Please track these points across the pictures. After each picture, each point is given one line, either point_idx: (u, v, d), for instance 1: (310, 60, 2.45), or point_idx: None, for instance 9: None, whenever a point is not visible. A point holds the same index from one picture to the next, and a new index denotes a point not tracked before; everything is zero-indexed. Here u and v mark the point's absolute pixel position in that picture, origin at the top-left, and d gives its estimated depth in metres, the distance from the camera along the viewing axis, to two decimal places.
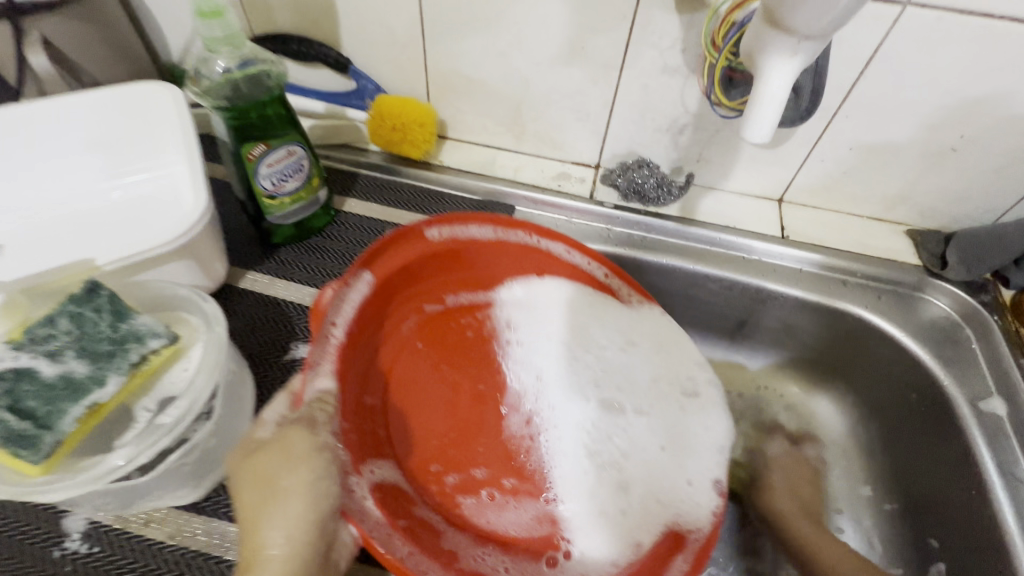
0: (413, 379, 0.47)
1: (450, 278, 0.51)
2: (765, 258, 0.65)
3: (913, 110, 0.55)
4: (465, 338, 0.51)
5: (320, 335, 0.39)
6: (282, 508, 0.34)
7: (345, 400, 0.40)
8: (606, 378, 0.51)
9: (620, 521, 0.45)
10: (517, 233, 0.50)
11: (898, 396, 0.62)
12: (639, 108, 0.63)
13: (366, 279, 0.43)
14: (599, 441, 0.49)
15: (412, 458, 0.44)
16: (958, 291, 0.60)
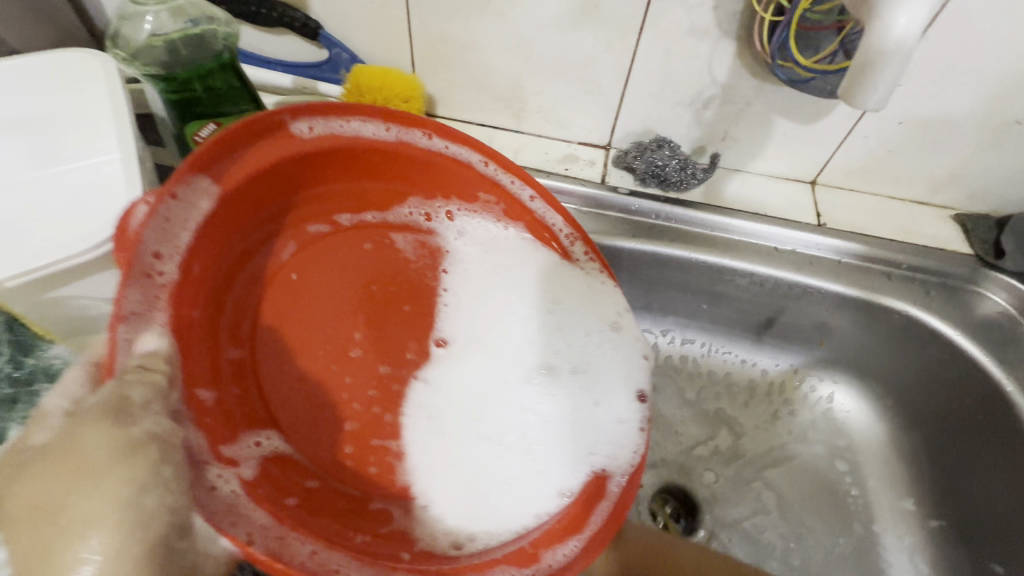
0: (290, 314, 0.41)
1: (334, 188, 0.44)
2: (799, 249, 0.58)
3: (978, 76, 0.48)
4: (362, 263, 0.45)
5: (137, 269, 0.31)
6: (86, 533, 0.27)
7: (190, 346, 0.35)
8: (519, 328, 0.49)
9: (527, 479, 0.44)
10: (416, 133, 0.43)
11: (948, 398, 0.57)
12: (659, 79, 0.55)
13: (208, 192, 0.35)
14: (507, 399, 0.46)
15: (298, 402, 0.41)
16: (1017, 283, 0.54)
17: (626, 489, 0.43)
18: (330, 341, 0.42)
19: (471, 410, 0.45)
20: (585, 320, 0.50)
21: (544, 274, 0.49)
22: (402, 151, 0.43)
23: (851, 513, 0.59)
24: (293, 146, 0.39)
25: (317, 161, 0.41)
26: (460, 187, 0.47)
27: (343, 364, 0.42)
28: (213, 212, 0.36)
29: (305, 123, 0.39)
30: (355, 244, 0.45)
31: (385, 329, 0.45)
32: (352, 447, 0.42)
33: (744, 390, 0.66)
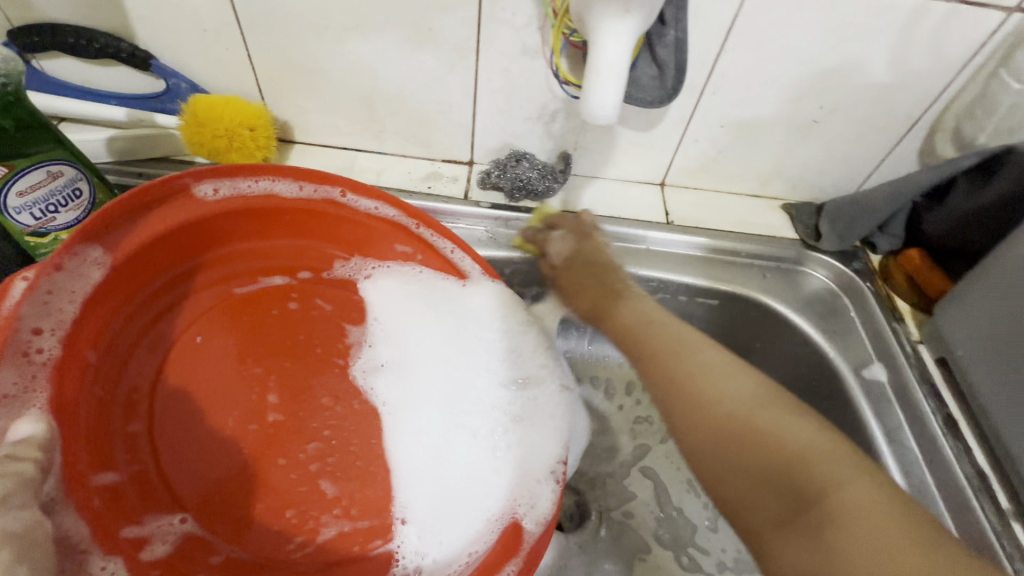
0: (203, 377, 0.42)
1: (242, 248, 0.45)
2: (652, 245, 0.62)
3: (776, 83, 0.54)
4: (286, 320, 0.46)
5: (14, 349, 0.34)
6: None
7: (83, 418, 0.37)
8: (469, 370, 0.47)
9: (479, 488, 0.43)
10: (323, 187, 0.45)
11: (781, 369, 0.62)
12: (504, 95, 0.57)
13: (98, 261, 0.37)
14: (451, 443, 0.45)
15: (222, 477, 0.40)
16: (834, 261, 0.61)
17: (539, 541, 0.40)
18: (243, 401, 0.42)
19: (423, 449, 0.45)
20: (533, 358, 0.48)
21: (482, 324, 0.48)
22: (317, 205, 0.45)
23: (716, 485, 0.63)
24: (190, 209, 0.41)
25: (219, 224, 0.43)
26: (366, 239, 0.48)
27: (257, 427, 0.42)
28: (103, 281, 0.38)
29: (208, 185, 0.42)
30: (270, 306, 0.46)
31: (304, 388, 0.44)
32: (290, 508, 0.41)
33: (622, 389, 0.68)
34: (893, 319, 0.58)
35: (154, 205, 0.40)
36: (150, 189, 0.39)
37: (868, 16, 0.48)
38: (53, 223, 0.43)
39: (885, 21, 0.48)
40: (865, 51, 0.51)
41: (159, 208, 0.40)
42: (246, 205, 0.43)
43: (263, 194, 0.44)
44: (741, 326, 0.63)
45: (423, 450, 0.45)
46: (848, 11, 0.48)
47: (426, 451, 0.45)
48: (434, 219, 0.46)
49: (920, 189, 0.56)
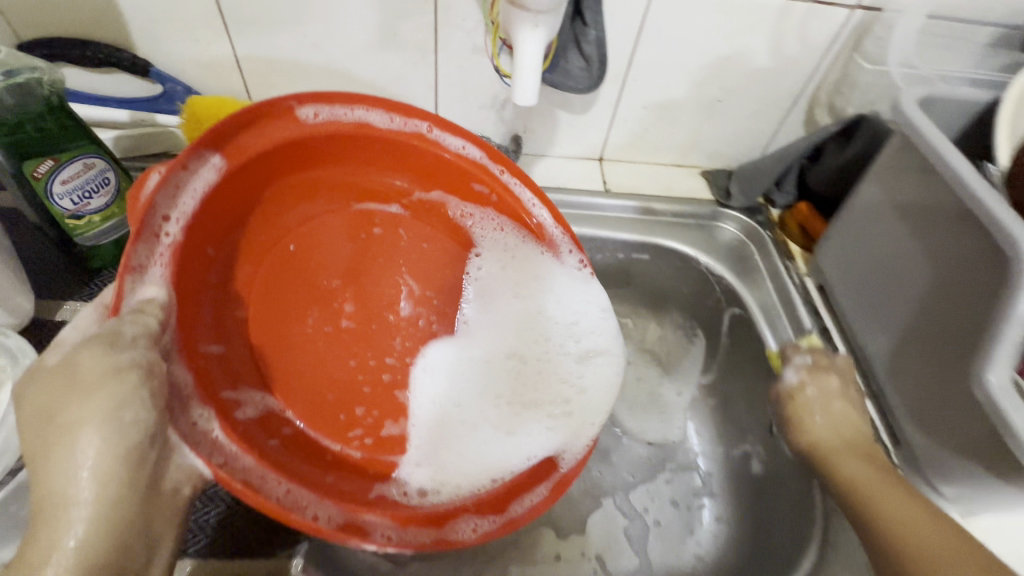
0: (288, 283, 0.47)
1: (339, 173, 0.49)
2: (593, 209, 0.74)
3: (682, 70, 0.66)
4: (366, 244, 0.51)
5: (146, 228, 0.37)
6: (77, 433, 0.31)
7: (195, 298, 0.41)
8: (528, 327, 0.55)
9: (494, 437, 0.50)
10: (413, 122, 0.48)
11: (705, 305, 0.75)
12: (461, 87, 0.67)
13: (215, 164, 0.40)
14: (496, 379, 0.53)
15: (305, 365, 0.47)
16: (742, 216, 0.74)
17: (539, 502, 0.45)
18: (319, 309, 0.48)
19: (453, 393, 0.52)
20: (587, 322, 0.55)
21: (521, 307, 0.56)
22: (403, 139, 0.48)
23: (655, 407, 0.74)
24: (297, 128, 0.44)
25: (321, 146, 0.46)
26: (446, 176, 0.51)
27: (332, 328, 0.48)
28: (217, 183, 0.41)
29: (311, 109, 0.45)
30: (358, 231, 0.51)
31: (378, 306, 0.51)
32: (343, 412, 0.48)
33: None
34: (787, 260, 0.70)
35: (266, 116, 0.43)
36: (264, 104, 0.42)
37: (746, 15, 0.60)
38: (88, 208, 0.51)
39: (759, 19, 0.61)
40: (748, 43, 0.64)
41: (269, 119, 0.43)
42: (347, 132, 0.46)
43: (358, 123, 0.47)
44: (671, 273, 0.76)
45: (455, 392, 0.52)
46: (730, 11, 0.60)
47: (462, 391, 0.52)
48: (522, 172, 0.51)
49: (802, 151, 0.69)
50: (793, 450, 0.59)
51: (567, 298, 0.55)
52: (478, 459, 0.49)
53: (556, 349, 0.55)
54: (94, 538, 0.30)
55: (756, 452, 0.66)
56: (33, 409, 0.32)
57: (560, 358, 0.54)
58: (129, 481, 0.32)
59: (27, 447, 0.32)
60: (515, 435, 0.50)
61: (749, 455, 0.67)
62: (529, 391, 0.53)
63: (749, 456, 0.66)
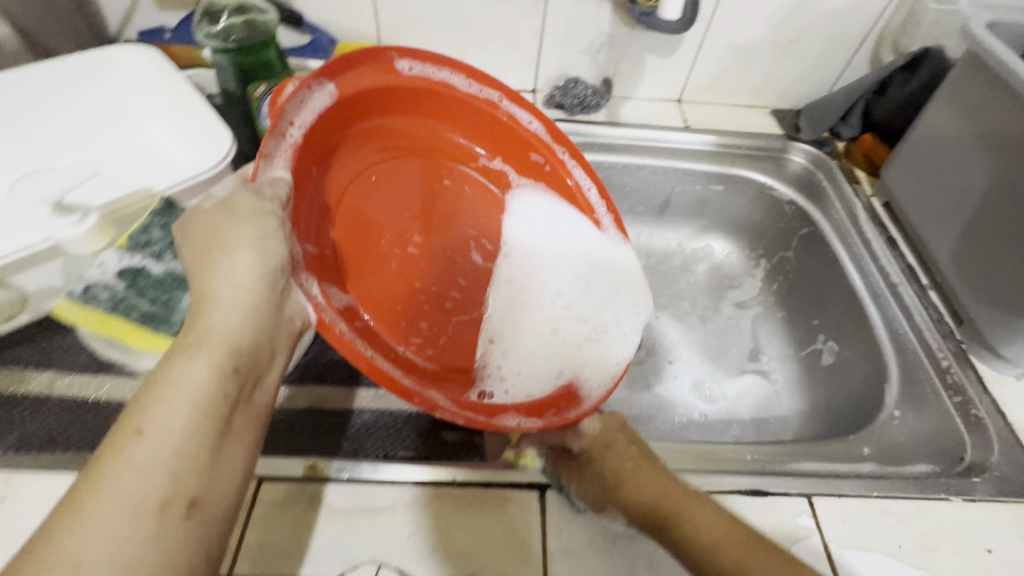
0: (365, 207, 0.44)
1: (421, 125, 0.47)
2: (675, 144, 0.83)
3: (762, 13, 0.75)
4: (436, 195, 0.48)
5: (276, 125, 0.36)
6: (232, 256, 0.32)
7: (299, 202, 0.38)
8: (593, 264, 0.52)
9: (555, 348, 0.47)
10: (490, 92, 0.48)
11: (779, 230, 0.84)
12: (563, 33, 0.77)
13: (327, 89, 0.39)
14: (563, 286, 0.50)
15: (379, 284, 0.43)
16: (811, 147, 0.82)
17: (606, 392, 0.44)
18: (389, 242, 0.44)
19: (518, 301, 0.49)
20: (632, 299, 0.52)
21: (585, 251, 0.51)
22: (480, 105, 0.47)
23: (726, 316, 0.84)
24: (393, 78, 0.43)
25: (413, 97, 0.45)
26: (512, 150, 0.50)
27: (403, 255, 0.45)
28: (328, 108, 0.39)
29: (407, 63, 0.44)
30: (428, 179, 0.47)
31: (443, 247, 0.48)
32: (409, 322, 0.44)
33: (656, 260, 0.89)
34: (854, 184, 0.79)
35: (370, 59, 0.42)
36: (369, 49, 0.41)
37: None
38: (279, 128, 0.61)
39: None
40: None
41: (376, 64, 0.42)
42: (436, 90, 0.45)
43: (441, 84, 0.46)
44: (744, 202, 0.85)
45: (517, 302, 0.49)
46: None
47: (523, 294, 0.49)
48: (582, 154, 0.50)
49: (870, 85, 0.77)
50: (864, 339, 0.68)
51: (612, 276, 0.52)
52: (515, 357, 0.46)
53: (613, 287, 0.52)
54: (240, 326, 0.31)
55: (827, 348, 0.74)
56: (198, 233, 0.34)
57: (630, 293, 0.52)
58: (261, 327, 0.32)
59: (192, 264, 0.34)
60: (556, 362, 0.47)
61: (819, 351, 0.75)
62: (593, 298, 0.51)
63: (820, 352, 0.75)
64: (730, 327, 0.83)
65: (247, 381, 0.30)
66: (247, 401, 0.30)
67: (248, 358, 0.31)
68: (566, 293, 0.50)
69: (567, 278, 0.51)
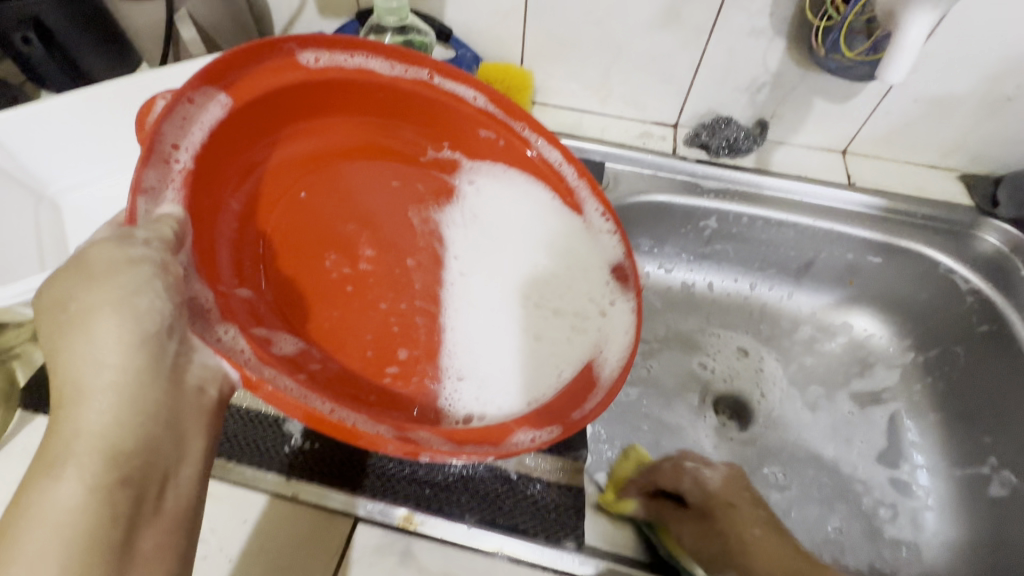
0: (304, 220, 0.41)
1: (345, 121, 0.43)
2: (829, 202, 0.72)
3: (976, 63, 0.62)
4: (385, 198, 0.44)
5: (157, 154, 0.32)
6: (94, 327, 0.26)
7: (209, 232, 0.35)
8: (567, 248, 0.44)
9: (530, 373, 0.39)
10: (419, 71, 0.41)
11: (952, 320, 0.70)
12: (723, 69, 0.70)
13: (219, 102, 0.35)
14: (533, 291, 0.43)
15: (327, 303, 0.39)
16: (1009, 227, 0.68)
17: (620, 376, 0.37)
18: (335, 252, 0.41)
19: (476, 318, 0.41)
20: (602, 254, 0.44)
21: (559, 234, 0.44)
22: (406, 88, 0.41)
23: (864, 407, 0.73)
24: (298, 75, 0.38)
25: (321, 94, 0.40)
26: (467, 132, 0.44)
27: (349, 272, 0.41)
28: (225, 123, 0.36)
29: (311, 54, 0.39)
30: (375, 178, 0.44)
31: (397, 255, 0.43)
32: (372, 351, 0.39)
33: (784, 327, 0.79)
34: None
35: (266, 58, 0.37)
36: (260, 46, 0.37)
37: None
38: None
39: None
40: None
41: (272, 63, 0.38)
42: (349, 79, 0.40)
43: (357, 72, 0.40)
44: (909, 279, 0.72)
45: (474, 322, 0.41)
46: None
47: (481, 303, 0.42)
48: (542, 124, 0.43)
49: None
50: None
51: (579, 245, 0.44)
52: (488, 389, 0.39)
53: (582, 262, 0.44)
54: (118, 421, 0.25)
55: (1000, 477, 0.63)
56: (49, 304, 0.26)
57: (600, 278, 0.43)
58: (144, 412, 0.25)
59: (44, 346, 0.26)
60: (523, 377, 0.39)
61: (987, 478, 0.64)
62: (566, 289, 0.43)
63: (988, 480, 0.64)
64: (867, 422, 0.72)
65: (148, 487, 0.25)
66: (153, 513, 0.25)
67: (143, 457, 0.25)
68: (534, 290, 0.43)
69: (539, 273, 0.44)
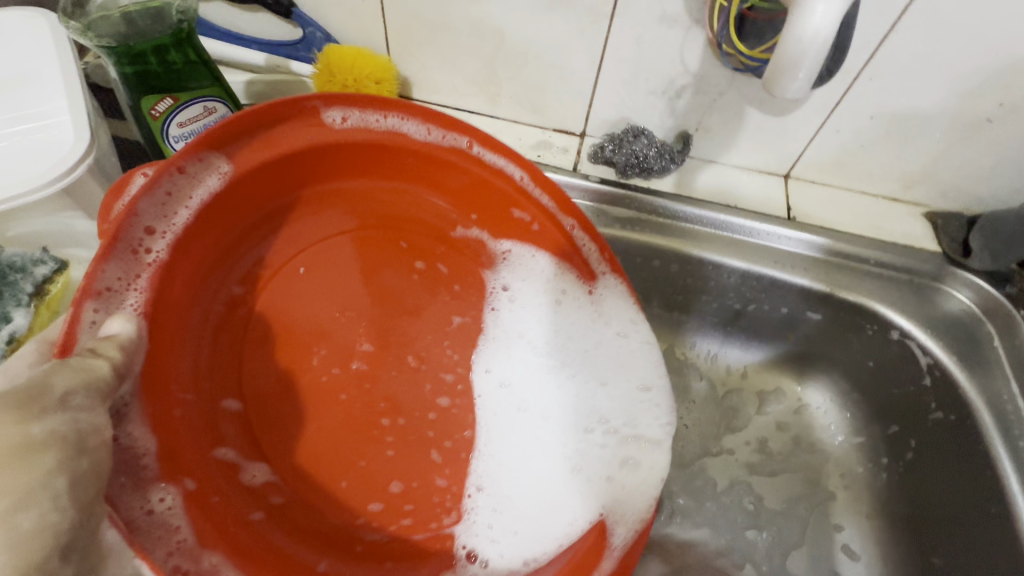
0: (315, 296, 0.42)
1: (374, 187, 0.44)
2: (766, 241, 0.58)
3: (949, 72, 0.48)
4: (401, 283, 0.45)
5: (125, 244, 0.33)
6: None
7: (179, 322, 0.37)
8: (616, 362, 0.47)
9: (543, 516, 0.42)
10: (456, 138, 0.42)
11: (907, 394, 0.57)
12: (632, 65, 0.54)
13: (220, 170, 0.36)
14: (569, 416, 0.46)
15: (324, 407, 0.41)
16: (981, 282, 0.54)
17: (633, 546, 0.40)
18: (348, 337, 0.42)
19: (515, 445, 0.45)
20: (640, 372, 0.47)
21: (609, 351, 0.47)
22: (443, 154, 0.42)
23: (789, 496, 0.61)
24: (322, 132, 0.39)
25: (346, 154, 0.41)
26: (494, 206, 0.45)
27: (338, 371, 0.42)
28: (223, 192, 0.37)
29: (338, 112, 0.39)
30: (392, 257, 0.45)
31: (405, 349, 0.44)
32: (348, 482, 0.40)
33: (708, 388, 0.66)
34: None
35: (288, 117, 0.38)
36: (287, 101, 0.37)
37: None
38: None
39: None
40: None
41: (294, 123, 0.38)
42: (375, 141, 0.41)
43: (391, 132, 0.41)
44: (856, 340, 0.59)
45: (510, 442, 0.45)
46: None
47: (518, 419, 0.45)
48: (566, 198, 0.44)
49: None
50: None
51: (619, 347, 0.47)
52: (507, 503, 0.43)
53: (631, 371, 0.47)
54: None
55: None
56: None
57: (638, 403, 0.46)
58: None
59: None
60: (554, 500, 0.43)
61: None
62: (626, 411, 0.46)
63: None
64: (791, 514, 0.60)
65: None
66: None
67: None
68: (591, 403, 0.46)
69: (587, 385, 0.46)
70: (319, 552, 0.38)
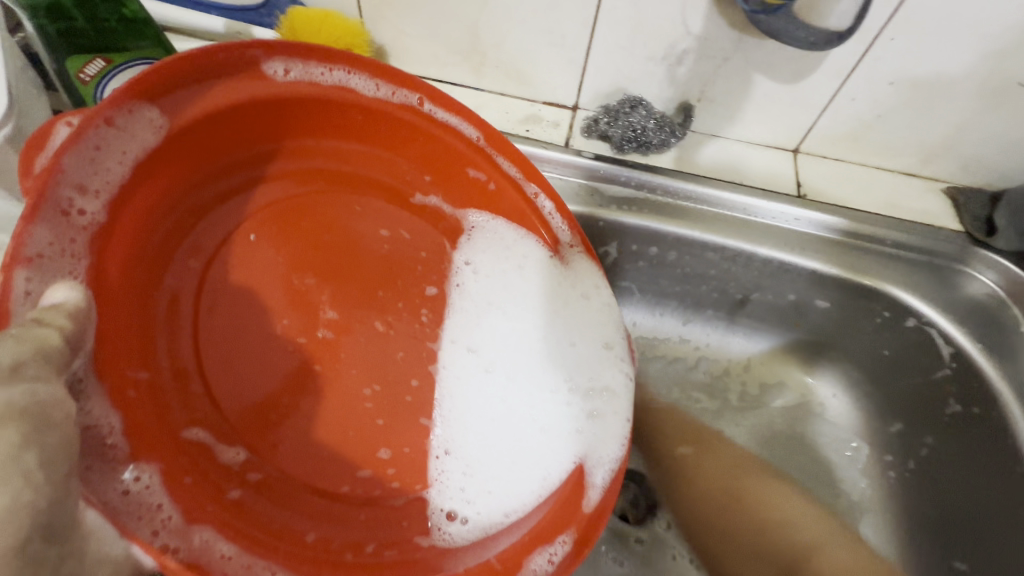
0: (270, 263, 0.38)
1: (326, 146, 0.40)
2: (772, 220, 0.53)
3: (980, 31, 0.43)
4: (364, 243, 0.40)
5: (51, 204, 0.28)
6: None
7: (128, 289, 0.32)
8: (582, 328, 0.42)
9: (518, 471, 0.39)
10: (406, 96, 0.39)
11: (927, 384, 0.53)
12: (628, 28, 0.49)
13: (155, 123, 0.32)
14: (535, 389, 0.41)
15: (283, 394, 0.36)
16: (1007, 263, 0.50)
17: (613, 485, 0.37)
18: (307, 296, 0.38)
19: (484, 412, 0.40)
20: (596, 328, 0.42)
21: (578, 314, 0.42)
22: (389, 111, 0.38)
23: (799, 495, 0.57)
24: (265, 86, 0.35)
25: (291, 111, 0.37)
26: (455, 167, 0.41)
27: (305, 341, 0.37)
28: (160, 147, 0.33)
29: (280, 64, 0.35)
30: (349, 220, 0.40)
31: (369, 318, 0.39)
32: (322, 467, 0.37)
33: (709, 380, 0.63)
34: None
35: (225, 70, 0.34)
36: (223, 52, 0.33)
37: None
38: None
39: None
40: None
41: (234, 79, 0.34)
42: (323, 94, 0.37)
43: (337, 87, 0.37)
44: (870, 326, 0.55)
45: (472, 403, 0.40)
46: None
47: (481, 382, 0.41)
48: (533, 168, 0.41)
49: None
50: None
51: (576, 311, 0.43)
52: (478, 470, 0.39)
53: (598, 332, 0.42)
54: None
55: None
56: None
57: (605, 365, 0.41)
58: None
59: None
60: (528, 460, 0.39)
61: None
62: (592, 372, 0.41)
63: None
64: None
65: None
66: None
67: None
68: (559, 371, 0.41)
69: (556, 349, 0.42)
70: (310, 520, 0.35)
